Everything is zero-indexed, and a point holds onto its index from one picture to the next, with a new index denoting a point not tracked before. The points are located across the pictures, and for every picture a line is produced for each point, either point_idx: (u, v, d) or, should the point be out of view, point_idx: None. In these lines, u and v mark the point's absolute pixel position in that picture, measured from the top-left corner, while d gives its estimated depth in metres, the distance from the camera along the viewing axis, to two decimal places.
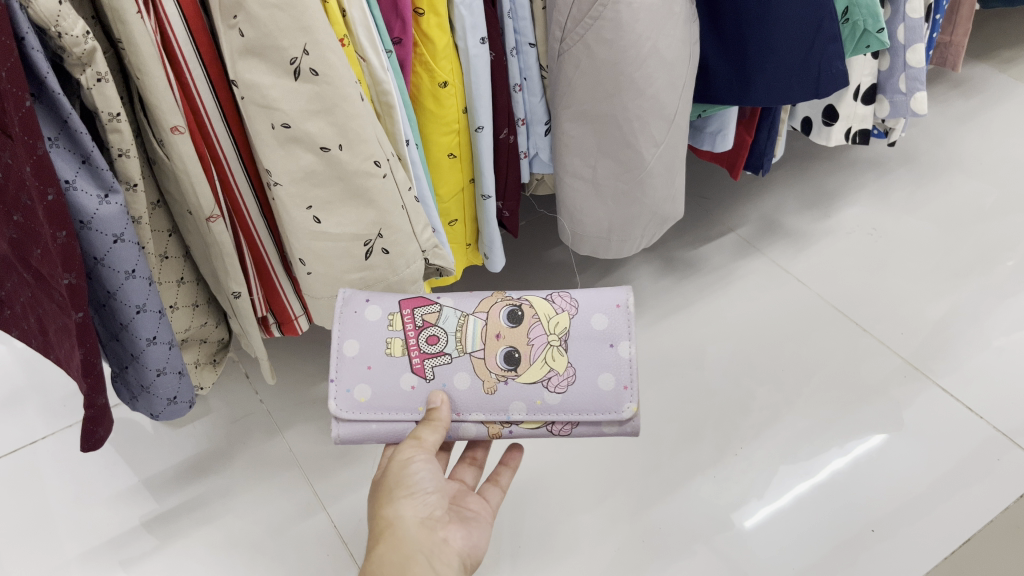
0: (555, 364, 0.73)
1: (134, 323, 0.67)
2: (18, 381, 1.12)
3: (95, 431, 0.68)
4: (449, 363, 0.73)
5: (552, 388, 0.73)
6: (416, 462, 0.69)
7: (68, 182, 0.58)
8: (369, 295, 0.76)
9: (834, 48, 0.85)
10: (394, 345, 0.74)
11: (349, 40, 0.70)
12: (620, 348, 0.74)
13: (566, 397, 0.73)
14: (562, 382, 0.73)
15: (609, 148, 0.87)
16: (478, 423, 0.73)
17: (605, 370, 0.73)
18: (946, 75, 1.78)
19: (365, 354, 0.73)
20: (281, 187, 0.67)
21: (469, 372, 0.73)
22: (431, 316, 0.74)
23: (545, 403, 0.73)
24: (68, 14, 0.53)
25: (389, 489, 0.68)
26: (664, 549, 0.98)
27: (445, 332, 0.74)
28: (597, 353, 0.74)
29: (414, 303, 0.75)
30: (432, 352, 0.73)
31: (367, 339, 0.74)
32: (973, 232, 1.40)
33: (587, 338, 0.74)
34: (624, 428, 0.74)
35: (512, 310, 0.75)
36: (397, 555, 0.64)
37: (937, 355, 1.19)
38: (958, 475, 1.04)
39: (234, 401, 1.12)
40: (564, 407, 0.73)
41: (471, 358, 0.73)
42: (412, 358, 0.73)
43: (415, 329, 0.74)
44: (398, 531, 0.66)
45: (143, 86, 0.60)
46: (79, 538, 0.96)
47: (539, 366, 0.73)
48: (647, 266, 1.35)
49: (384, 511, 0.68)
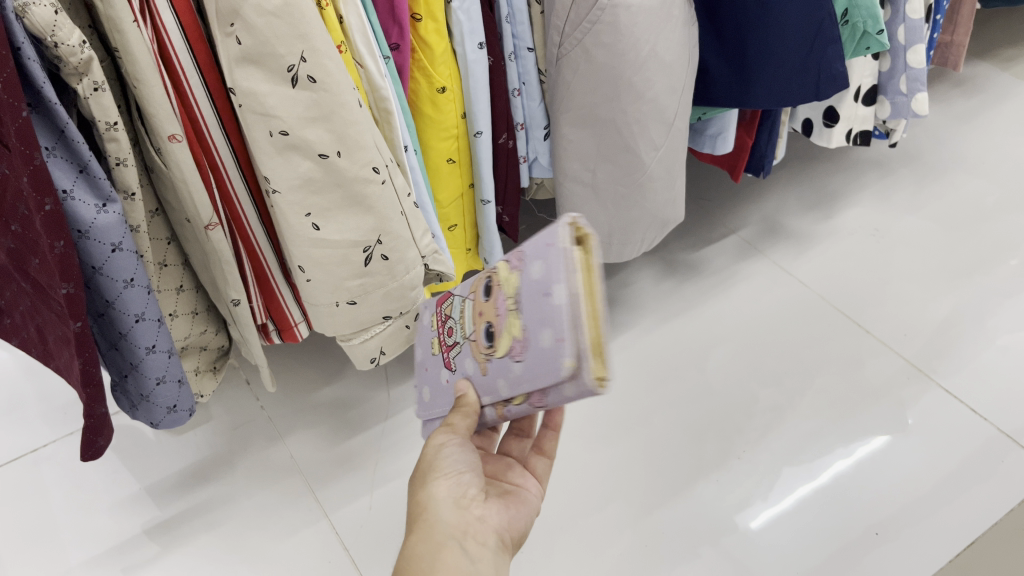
0: (512, 330, 0.57)
1: (133, 332, 0.67)
2: (20, 388, 1.12)
3: (95, 440, 0.68)
4: (460, 351, 0.66)
5: (514, 358, 0.57)
6: (449, 446, 0.64)
7: (65, 193, 0.58)
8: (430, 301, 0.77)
9: (834, 50, 0.84)
10: (434, 344, 0.73)
11: (347, 47, 0.69)
12: (557, 294, 0.52)
13: (524, 365, 0.56)
14: (518, 348, 0.56)
15: (608, 152, 0.87)
16: (489, 405, 0.64)
17: (544, 325, 0.53)
18: (948, 74, 1.78)
19: (422, 358, 0.75)
20: (279, 195, 0.67)
21: (470, 357, 0.64)
22: (449, 307, 0.70)
23: (513, 375, 0.57)
24: (65, 24, 0.53)
25: (422, 474, 0.63)
26: (667, 552, 0.97)
27: (455, 322, 0.68)
28: (540, 308, 0.54)
29: (442, 298, 0.72)
30: (452, 344, 0.68)
31: (422, 343, 0.76)
32: (976, 231, 1.39)
33: (529, 290, 0.55)
34: (585, 386, 0.53)
35: (488, 281, 0.62)
36: (430, 543, 0.59)
37: (940, 355, 1.19)
38: (962, 475, 1.04)
39: (235, 408, 1.11)
40: (524, 376, 0.57)
41: (468, 344, 0.65)
42: (444, 352, 0.70)
43: (444, 325, 0.71)
44: (432, 517, 0.60)
45: (141, 94, 0.59)
46: (81, 545, 0.96)
47: (504, 336, 0.58)
48: (648, 268, 1.34)
49: (417, 495, 0.63)
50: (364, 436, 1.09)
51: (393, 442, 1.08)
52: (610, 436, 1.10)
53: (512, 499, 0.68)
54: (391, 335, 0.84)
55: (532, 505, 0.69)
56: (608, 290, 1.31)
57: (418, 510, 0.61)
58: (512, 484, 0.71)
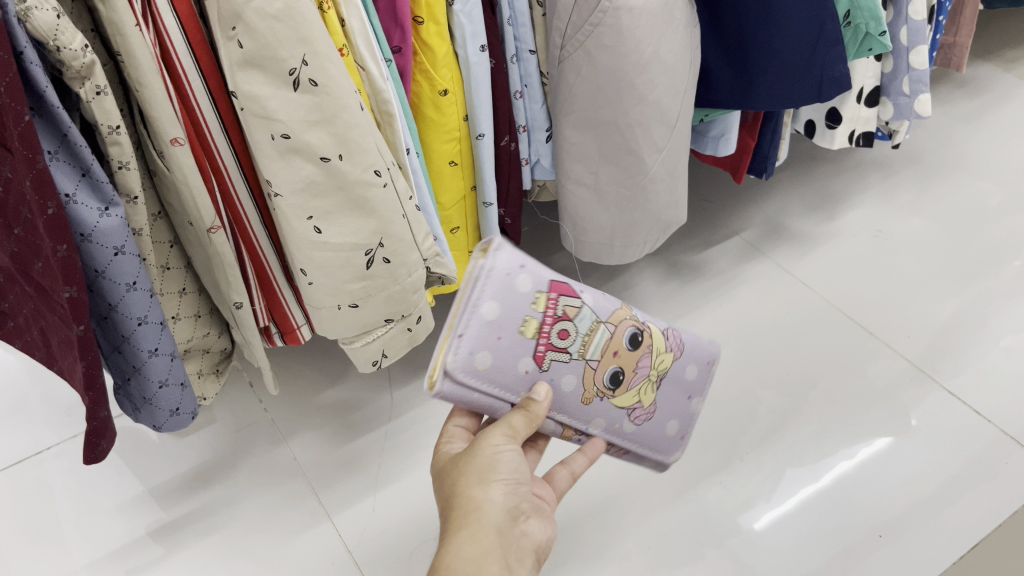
0: (643, 399, 0.75)
1: (136, 335, 0.67)
2: (25, 391, 1.13)
3: (98, 443, 0.68)
4: (566, 363, 0.67)
5: (632, 418, 0.75)
6: (508, 450, 0.63)
7: (68, 196, 0.58)
8: (527, 260, 0.64)
9: (837, 52, 0.84)
10: (529, 325, 0.64)
11: (349, 50, 0.70)
12: (693, 401, 0.82)
13: (638, 429, 0.76)
14: (641, 416, 0.76)
15: (610, 154, 0.87)
16: (559, 423, 0.70)
17: (675, 420, 0.81)
18: (951, 75, 1.78)
19: (501, 323, 0.63)
20: (281, 198, 0.67)
21: (578, 377, 0.68)
22: (571, 309, 0.66)
23: (620, 428, 0.74)
24: (67, 27, 0.53)
25: (481, 471, 0.61)
26: (671, 555, 0.97)
27: (575, 330, 0.67)
28: (678, 404, 0.81)
29: (563, 288, 0.66)
30: (559, 346, 0.66)
31: (510, 306, 0.63)
32: (979, 232, 1.39)
33: (675, 384, 0.79)
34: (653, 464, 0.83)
35: (636, 333, 0.71)
36: (478, 547, 0.57)
37: (944, 356, 1.18)
38: (966, 477, 1.03)
39: (238, 410, 1.12)
40: (633, 437, 0.76)
41: (585, 364, 0.68)
42: (540, 344, 0.65)
43: (554, 317, 0.65)
44: (484, 519, 0.59)
45: (143, 98, 0.60)
46: (85, 547, 0.96)
47: (632, 394, 0.73)
48: (651, 270, 1.34)
49: (465, 491, 0.60)
50: (367, 438, 1.09)
51: (396, 444, 1.08)
52: None
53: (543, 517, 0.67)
54: (393, 338, 0.84)
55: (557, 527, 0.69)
56: (611, 292, 1.30)
57: (471, 507, 0.59)
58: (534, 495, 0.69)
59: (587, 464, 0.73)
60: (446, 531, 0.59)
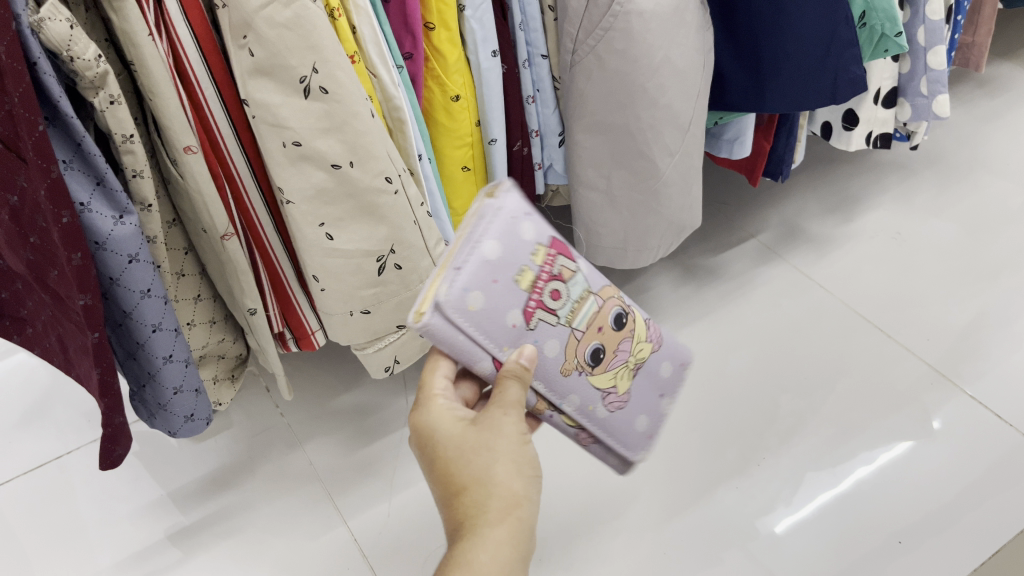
0: (619, 381, 0.70)
1: (150, 342, 0.68)
2: (46, 395, 1.14)
3: (114, 449, 0.69)
4: (555, 325, 0.63)
5: (607, 403, 0.70)
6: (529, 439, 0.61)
7: (83, 205, 0.58)
8: (535, 212, 0.63)
9: (851, 53, 0.83)
10: (525, 277, 0.60)
11: (359, 57, 0.70)
12: (665, 401, 0.77)
13: (612, 415, 0.71)
14: (616, 401, 0.71)
15: (623, 158, 0.86)
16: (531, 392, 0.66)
17: (643, 414, 0.75)
18: (970, 74, 1.75)
19: (500, 266, 0.59)
20: (293, 206, 0.68)
21: (562, 341, 0.63)
22: (568, 271, 0.64)
23: (592, 411, 0.69)
24: (80, 38, 0.53)
25: (519, 463, 0.59)
26: (689, 561, 0.96)
27: (568, 293, 0.64)
28: (647, 398, 0.75)
29: (561, 250, 0.64)
30: (551, 306, 0.62)
31: (513, 249, 0.60)
32: (1001, 233, 1.36)
33: (648, 376, 0.74)
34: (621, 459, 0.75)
35: (620, 312, 0.68)
36: (516, 550, 0.56)
37: (966, 360, 1.16)
38: (992, 482, 1.01)
39: (255, 414, 1.12)
40: (603, 423, 0.71)
41: (570, 334, 0.64)
42: (531, 300, 0.61)
43: (549, 273, 0.62)
44: (523, 518, 0.57)
45: (156, 107, 0.60)
46: (106, 550, 0.97)
47: (610, 377, 0.69)
48: (667, 273, 1.34)
49: (500, 483, 0.58)
50: (382, 443, 1.09)
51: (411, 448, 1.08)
52: None
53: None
54: (406, 344, 0.85)
55: None
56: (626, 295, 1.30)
57: (510, 502, 0.57)
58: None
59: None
60: (484, 525, 0.56)
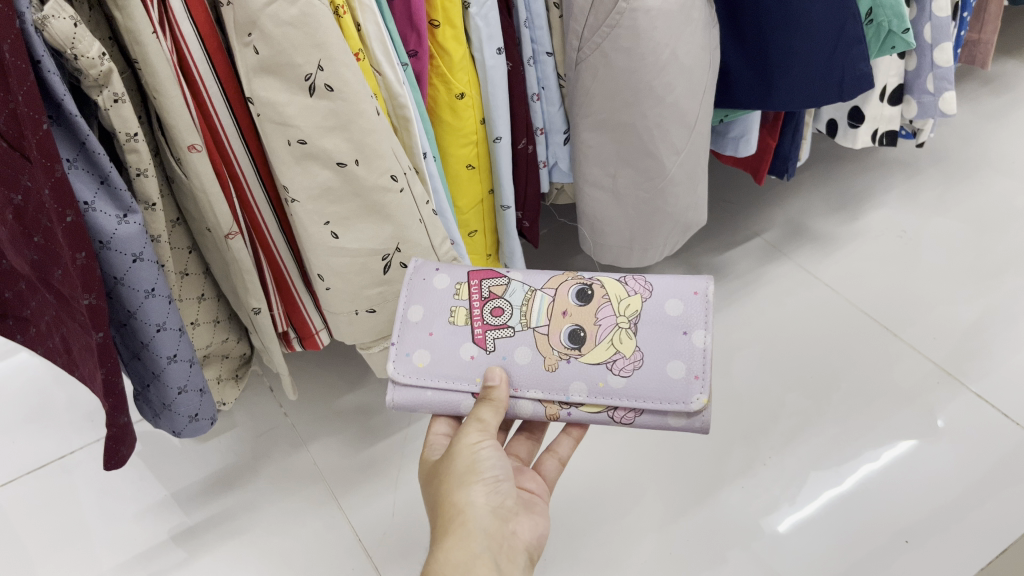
0: (622, 346, 0.70)
1: (154, 341, 0.67)
2: (49, 396, 1.14)
3: (118, 449, 0.68)
4: (512, 336, 0.71)
5: (616, 370, 0.69)
6: (484, 448, 0.67)
7: (86, 204, 0.58)
8: (441, 264, 0.76)
9: (858, 50, 0.82)
10: (459, 314, 0.73)
11: (365, 55, 0.69)
12: (696, 337, 0.69)
13: (631, 380, 0.69)
14: (628, 365, 0.69)
15: (630, 157, 0.86)
16: (535, 400, 0.70)
17: (675, 359, 0.69)
18: (976, 72, 1.74)
19: (428, 320, 0.73)
20: (299, 205, 0.67)
21: (531, 347, 0.71)
22: (497, 288, 0.74)
23: (607, 384, 0.69)
24: (84, 36, 0.53)
25: (464, 475, 0.65)
26: (695, 560, 0.95)
27: (510, 304, 0.73)
28: (669, 340, 0.69)
29: (483, 275, 0.75)
30: (497, 324, 0.72)
31: (432, 304, 0.73)
32: (1007, 231, 1.36)
33: (660, 322, 0.70)
34: (693, 422, 0.69)
35: (581, 289, 0.73)
36: (466, 551, 0.60)
37: (972, 358, 1.15)
38: (999, 481, 1.01)
39: (259, 414, 1.12)
40: (628, 392, 0.68)
41: (534, 333, 0.71)
42: (476, 328, 0.72)
43: (481, 300, 0.73)
44: (467, 521, 0.62)
45: (161, 105, 0.60)
46: (110, 550, 0.96)
47: (604, 347, 0.70)
48: (671, 272, 1.33)
49: (452, 498, 0.64)
50: (386, 443, 1.08)
51: (415, 448, 1.07)
52: (635, 441, 1.08)
53: (535, 509, 0.71)
54: None
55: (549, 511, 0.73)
56: None
57: (456, 512, 0.63)
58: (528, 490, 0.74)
59: (570, 446, 0.80)
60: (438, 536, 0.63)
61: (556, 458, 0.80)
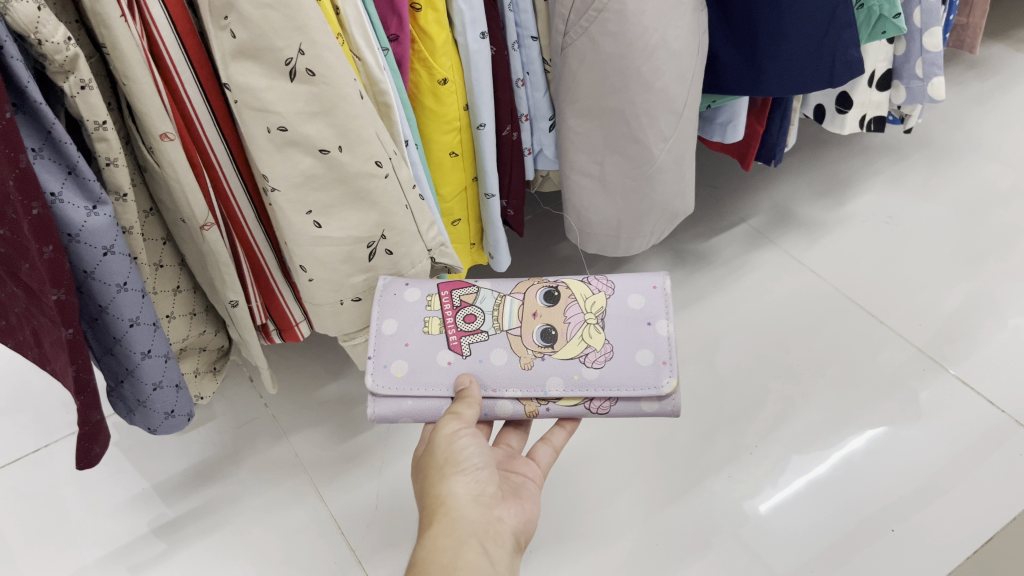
0: (592, 340, 0.75)
1: (128, 337, 0.66)
2: (24, 387, 1.12)
3: (91, 448, 0.67)
4: (486, 340, 0.76)
5: (589, 363, 0.74)
6: (463, 438, 0.70)
7: (54, 196, 0.56)
8: (410, 278, 0.79)
9: (850, 34, 0.80)
10: (432, 324, 0.77)
11: (344, 39, 0.67)
12: (659, 326, 0.76)
13: (604, 372, 0.74)
14: (599, 358, 0.75)
15: (617, 144, 0.84)
16: (515, 400, 0.75)
17: (644, 347, 0.75)
18: (963, 56, 1.74)
19: (403, 332, 0.77)
20: (279, 193, 0.65)
21: (506, 348, 0.76)
22: (468, 296, 0.78)
23: (583, 377, 0.74)
24: (48, 20, 0.50)
25: (444, 466, 0.67)
26: (680, 547, 0.95)
27: (482, 311, 0.78)
28: (636, 332, 0.75)
29: (453, 285, 0.79)
30: (470, 330, 0.77)
31: (406, 318, 0.77)
32: (991, 216, 1.36)
33: (625, 316, 0.76)
34: (665, 406, 0.75)
35: (548, 291, 0.79)
36: (452, 537, 0.62)
37: (953, 342, 1.16)
38: (982, 466, 1.01)
39: (241, 404, 1.11)
40: (602, 382, 0.74)
41: (507, 335, 0.76)
42: (450, 335, 0.77)
43: (452, 308, 0.78)
44: (451, 510, 0.64)
45: (131, 92, 0.57)
46: (88, 544, 0.95)
47: (575, 343, 0.75)
48: (657, 258, 1.33)
49: (435, 492, 0.66)
50: (369, 433, 1.07)
51: (398, 437, 1.06)
52: (621, 430, 1.08)
53: (522, 495, 0.72)
54: None
55: (538, 496, 0.75)
56: None
57: (440, 502, 0.65)
58: (519, 475, 0.76)
59: (564, 437, 0.82)
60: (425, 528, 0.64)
61: (550, 446, 0.81)
